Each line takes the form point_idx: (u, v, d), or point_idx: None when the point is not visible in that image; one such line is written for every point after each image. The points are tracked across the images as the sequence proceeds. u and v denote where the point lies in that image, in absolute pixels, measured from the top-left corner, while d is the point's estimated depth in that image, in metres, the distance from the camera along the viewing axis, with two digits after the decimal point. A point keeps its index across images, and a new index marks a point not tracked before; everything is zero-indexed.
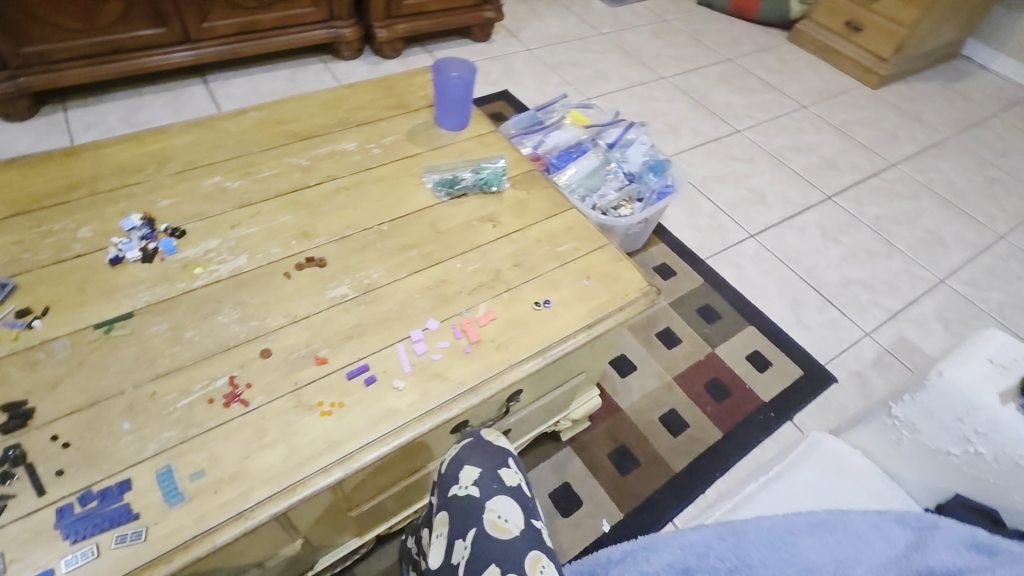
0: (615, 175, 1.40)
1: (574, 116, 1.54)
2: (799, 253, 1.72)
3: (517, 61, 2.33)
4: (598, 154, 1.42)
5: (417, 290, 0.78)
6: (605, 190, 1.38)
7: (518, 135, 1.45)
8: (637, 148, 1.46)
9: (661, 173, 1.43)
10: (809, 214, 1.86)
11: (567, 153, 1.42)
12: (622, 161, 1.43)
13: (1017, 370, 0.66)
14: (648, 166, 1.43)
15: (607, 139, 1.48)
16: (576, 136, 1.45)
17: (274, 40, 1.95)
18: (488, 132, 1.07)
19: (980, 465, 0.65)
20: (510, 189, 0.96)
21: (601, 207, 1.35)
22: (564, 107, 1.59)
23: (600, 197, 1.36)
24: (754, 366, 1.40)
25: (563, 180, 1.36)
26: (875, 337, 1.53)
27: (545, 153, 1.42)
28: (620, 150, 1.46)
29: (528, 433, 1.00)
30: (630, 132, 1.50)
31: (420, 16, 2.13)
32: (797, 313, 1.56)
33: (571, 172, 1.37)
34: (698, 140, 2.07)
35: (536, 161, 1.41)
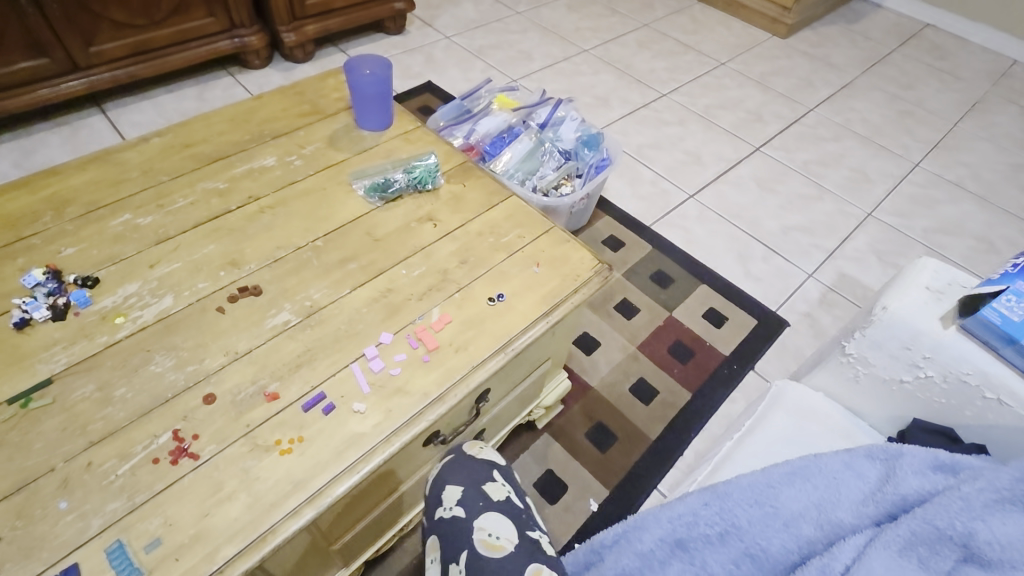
0: (551, 155, 1.39)
1: (501, 100, 1.51)
2: (738, 207, 1.77)
3: (437, 50, 2.27)
4: (531, 136, 1.41)
5: (364, 304, 0.74)
6: (544, 171, 1.37)
7: (447, 126, 1.41)
8: (569, 125, 1.45)
9: (596, 147, 1.43)
10: (742, 168, 1.91)
11: (499, 139, 1.39)
12: (556, 139, 1.42)
13: (952, 294, 0.69)
14: (582, 141, 1.43)
15: (538, 119, 1.46)
16: (506, 120, 1.43)
17: (173, 58, 1.82)
18: (413, 128, 1.03)
19: (931, 386, 0.69)
20: (447, 184, 0.93)
21: (542, 188, 1.34)
22: (489, 92, 1.56)
23: (540, 179, 1.35)
24: (711, 323, 1.44)
25: (500, 167, 1.34)
26: (818, 278, 1.60)
27: (478, 141, 1.39)
28: (552, 129, 1.44)
29: (503, 428, 0.99)
30: (559, 109, 1.48)
31: (328, 15, 2.04)
32: (744, 265, 1.60)
33: (507, 159, 1.35)
34: (628, 109, 2.08)
35: (470, 151, 1.38)
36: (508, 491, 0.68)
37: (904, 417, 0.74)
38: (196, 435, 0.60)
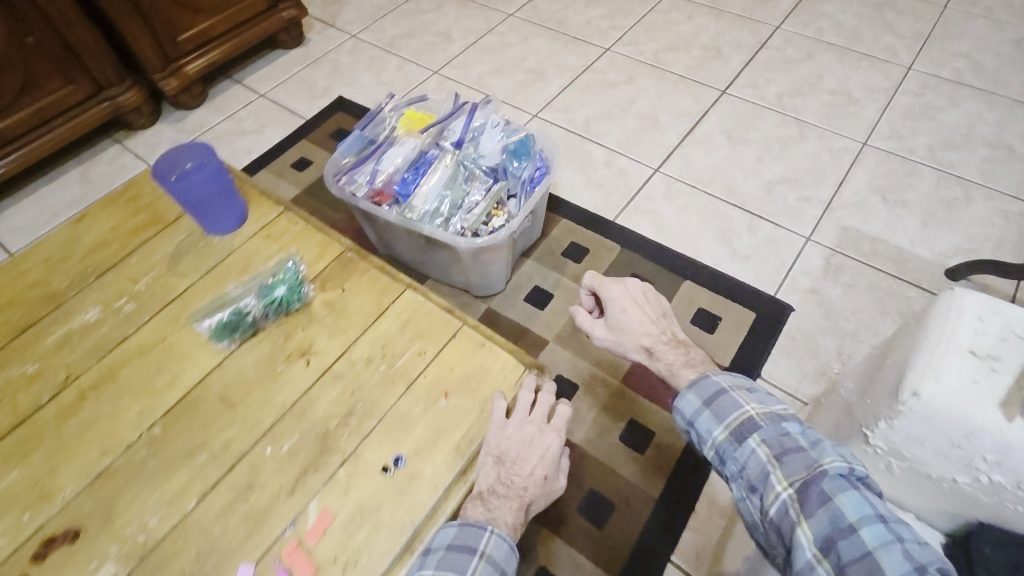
0: (475, 182, 1.16)
1: (407, 121, 1.26)
2: (711, 171, 1.53)
3: (343, 55, 1.98)
4: (448, 161, 1.17)
5: (217, 521, 0.56)
6: (471, 203, 1.14)
7: (347, 172, 1.17)
8: (490, 134, 1.20)
9: (527, 155, 1.18)
10: (708, 121, 1.65)
11: (411, 175, 1.15)
12: (478, 157, 1.18)
13: (1006, 359, 0.48)
14: (509, 150, 1.18)
15: (453, 136, 1.21)
16: (415, 146, 1.18)
17: (43, 142, 1.57)
18: (275, 216, 0.82)
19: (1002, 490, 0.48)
20: (319, 294, 0.72)
21: (470, 225, 1.12)
22: (394, 111, 1.30)
23: (469, 215, 1.13)
24: (703, 328, 1.23)
25: (418, 211, 1.12)
26: (818, 240, 1.37)
27: (386, 183, 1.16)
28: (471, 144, 1.20)
29: None
30: (475, 116, 1.23)
31: (208, 47, 1.75)
32: (729, 244, 1.38)
33: (424, 199, 1.13)
34: (568, 77, 1.81)
35: (380, 197, 1.15)
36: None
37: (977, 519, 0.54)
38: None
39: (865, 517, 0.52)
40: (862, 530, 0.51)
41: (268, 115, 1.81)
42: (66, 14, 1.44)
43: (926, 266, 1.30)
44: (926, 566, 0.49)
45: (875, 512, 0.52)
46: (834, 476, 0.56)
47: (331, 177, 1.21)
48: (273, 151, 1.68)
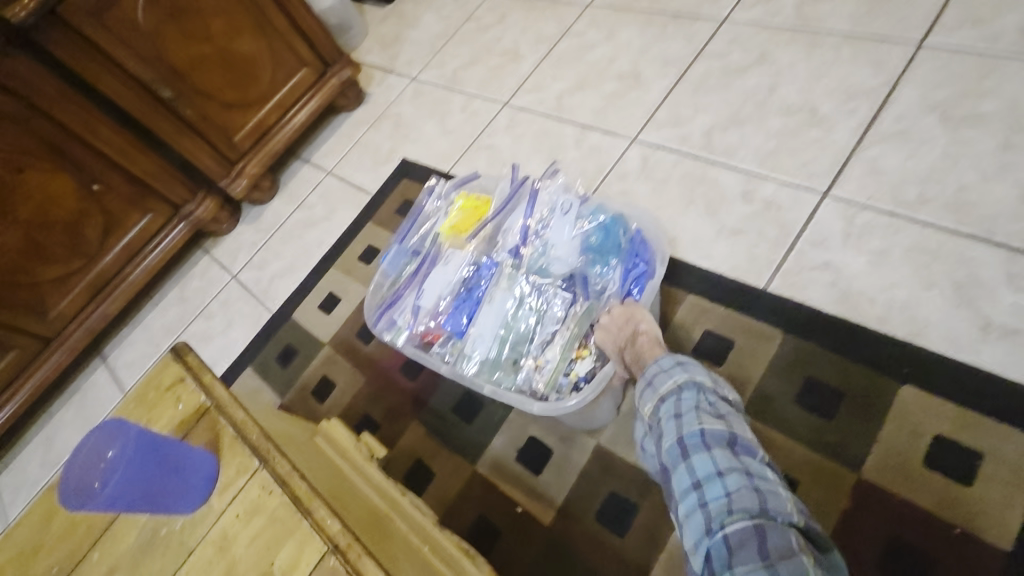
0: (548, 298, 0.91)
1: (451, 216, 1.03)
2: (923, 182, 0.98)
3: (405, 106, 1.70)
4: (509, 274, 0.93)
5: None
6: (545, 332, 0.89)
7: (389, 307, 0.98)
8: (560, 228, 0.94)
9: (613, 248, 0.91)
10: (904, 97, 1.08)
11: (465, 301, 0.94)
12: (548, 263, 0.94)
13: None
14: (587, 246, 0.92)
15: (512, 236, 0.98)
16: (465, 259, 0.97)
17: (134, 276, 1.54)
18: (249, 479, 0.57)
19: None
20: None
21: (547, 362, 0.87)
22: (438, 202, 1.09)
23: (545, 349, 0.88)
24: (951, 477, 0.77)
25: (479, 356, 0.89)
26: None
27: (437, 317, 0.94)
28: (537, 245, 0.96)
29: None
30: (538, 204, 0.98)
31: (267, 137, 1.60)
32: (979, 312, 0.85)
33: (484, 337, 0.90)
34: (673, 74, 1.34)
35: (431, 336, 0.94)
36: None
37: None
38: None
39: (683, 490, 0.65)
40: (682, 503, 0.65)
41: (335, 196, 1.60)
42: (120, 145, 1.38)
43: None
44: (715, 527, 0.59)
45: (688, 483, 0.65)
46: (671, 461, 0.69)
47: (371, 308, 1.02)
48: (341, 240, 1.48)
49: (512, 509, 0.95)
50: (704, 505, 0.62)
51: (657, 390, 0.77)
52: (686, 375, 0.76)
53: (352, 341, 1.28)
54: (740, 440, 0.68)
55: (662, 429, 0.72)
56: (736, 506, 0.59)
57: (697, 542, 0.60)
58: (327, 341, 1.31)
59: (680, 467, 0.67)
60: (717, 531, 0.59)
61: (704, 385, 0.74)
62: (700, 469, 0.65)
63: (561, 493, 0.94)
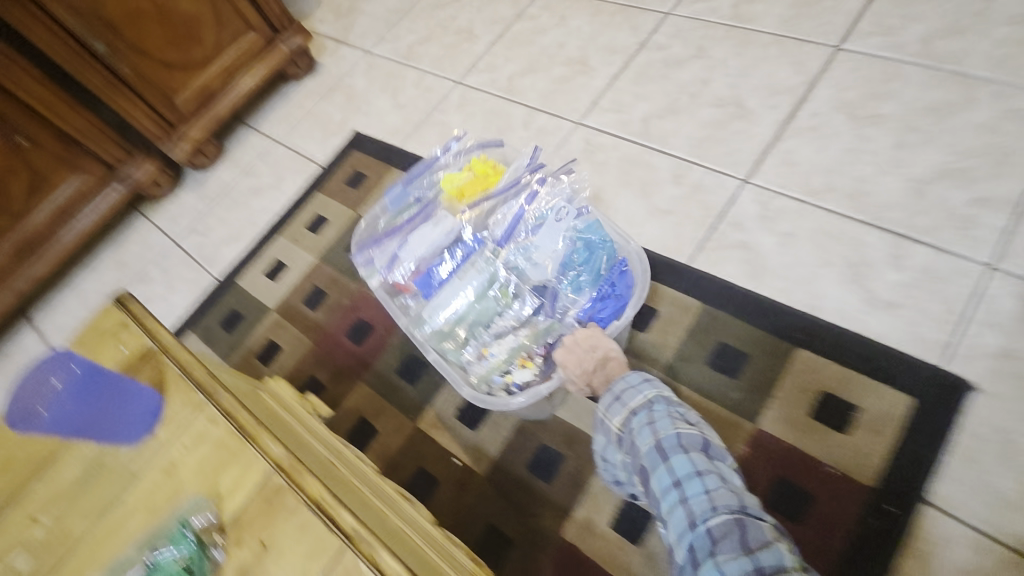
0: (519, 299, 0.97)
1: (462, 174, 1.07)
2: (827, 172, 1.10)
3: (358, 78, 1.70)
4: (487, 257, 0.99)
5: None
6: (501, 325, 0.95)
7: (376, 246, 1.04)
8: (553, 232, 0.97)
9: (591, 273, 0.93)
10: (817, 97, 1.19)
11: (436, 271, 0.98)
12: (528, 261, 0.98)
13: None
14: (569, 262, 0.95)
15: (504, 224, 1.01)
16: (454, 225, 1.01)
17: (67, 236, 1.49)
18: (195, 413, 0.60)
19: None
20: (233, 558, 0.51)
21: (496, 351, 0.93)
22: (456, 160, 1.12)
23: (496, 340, 0.94)
24: (830, 426, 0.89)
25: (436, 321, 0.96)
26: (1007, 268, 0.92)
27: (411, 275, 0.99)
28: (525, 239, 0.99)
29: None
30: (538, 203, 1.00)
31: (211, 100, 1.57)
32: (863, 286, 0.97)
33: (443, 309, 0.96)
34: (617, 63, 1.42)
35: (402, 287, 1.01)
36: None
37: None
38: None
39: (663, 489, 0.72)
40: (664, 502, 0.72)
41: (284, 165, 1.59)
42: (50, 101, 1.33)
43: None
44: (699, 522, 0.67)
45: (671, 483, 0.71)
46: (649, 463, 0.74)
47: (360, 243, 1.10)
48: (288, 210, 1.48)
49: (450, 462, 1.02)
50: (686, 502, 0.69)
51: (626, 405, 0.82)
52: (653, 391, 0.82)
53: (299, 307, 1.29)
54: (710, 444, 0.76)
55: (636, 438, 0.78)
56: (718, 505, 0.67)
57: (682, 535, 0.68)
58: (272, 307, 1.32)
59: (661, 469, 0.73)
60: (701, 525, 0.66)
61: (669, 398, 0.81)
62: (680, 469, 0.72)
63: (496, 447, 1.00)
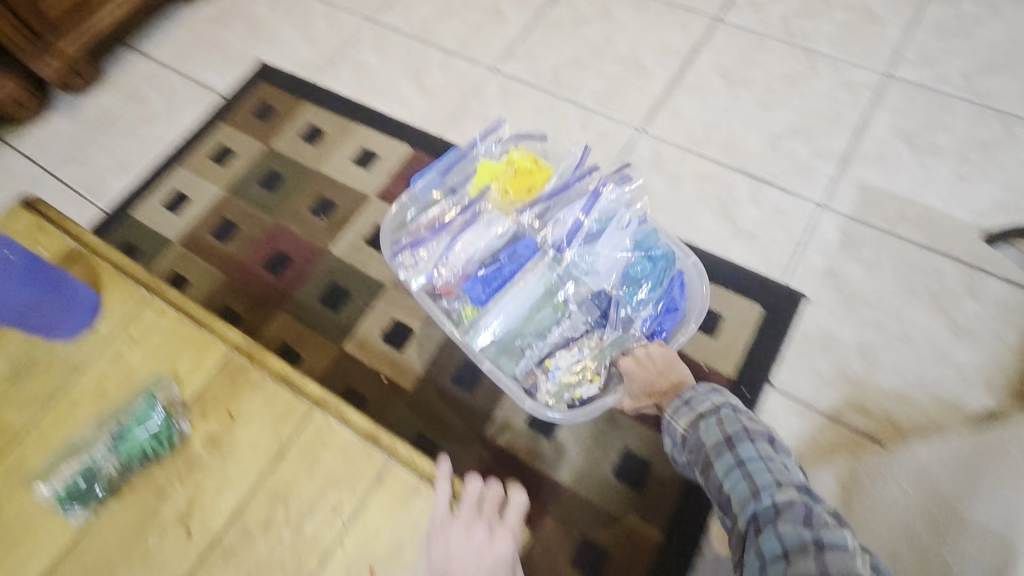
0: (579, 309, 0.94)
1: (506, 165, 0.99)
2: (707, 126, 1.28)
3: (261, 6, 1.61)
4: (547, 263, 0.95)
5: None
6: (558, 337, 0.93)
7: (412, 246, 0.97)
8: (614, 239, 0.93)
9: (657, 287, 0.93)
10: (700, 61, 1.37)
11: (485, 277, 0.93)
12: (588, 269, 0.94)
13: None
14: (631, 272, 0.93)
15: (561, 227, 0.95)
16: (507, 227, 0.96)
17: None
18: (139, 304, 0.62)
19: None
20: (200, 427, 0.55)
21: (558, 367, 0.91)
22: (490, 146, 1.06)
23: (556, 352, 0.92)
24: (702, 331, 1.08)
25: (490, 333, 0.93)
26: (833, 207, 1.16)
27: (456, 279, 0.94)
28: (586, 245, 0.94)
29: None
30: (598, 205, 0.95)
31: (88, 13, 1.41)
32: (730, 220, 1.17)
33: (500, 321, 0.93)
34: (529, 15, 1.49)
35: (446, 291, 0.95)
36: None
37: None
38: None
39: (726, 468, 0.74)
40: (727, 483, 0.73)
41: (178, 92, 1.48)
42: None
43: (959, 228, 1.11)
44: (761, 493, 0.68)
45: (734, 464, 0.74)
46: (715, 451, 0.77)
47: (389, 239, 1.02)
48: (187, 141, 1.39)
49: (376, 379, 1.08)
50: (748, 476, 0.71)
51: (694, 408, 0.85)
52: (726, 400, 0.84)
53: (208, 240, 1.25)
54: (777, 442, 0.78)
55: (704, 433, 0.80)
56: (780, 480, 0.69)
57: (743, 504, 0.69)
58: (175, 239, 1.26)
59: (725, 454, 0.75)
60: (763, 496, 0.68)
61: (739, 407, 0.83)
62: (744, 453, 0.74)
63: (421, 363, 1.08)
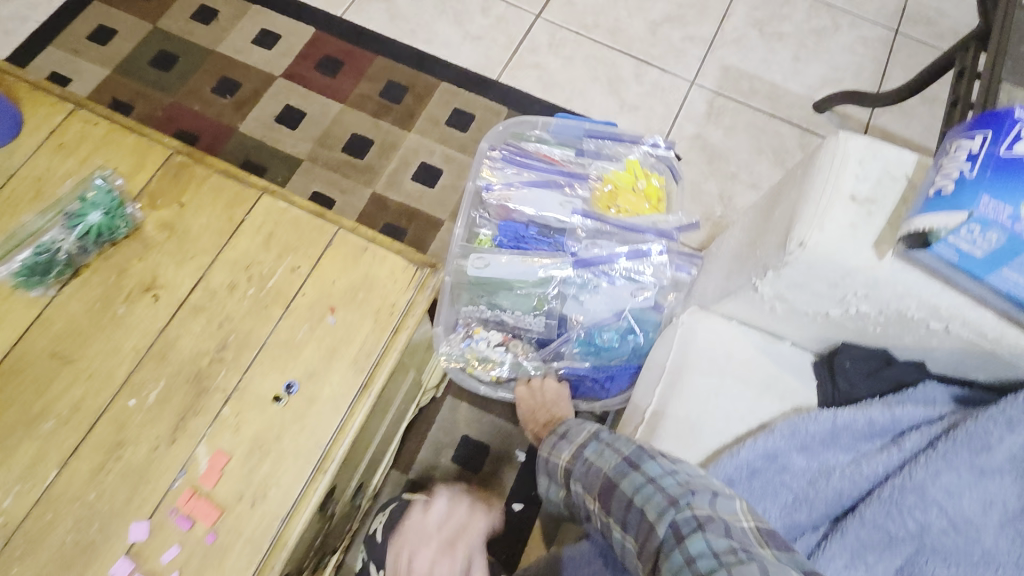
0: (544, 316, 0.83)
1: (629, 181, 0.87)
2: (596, 13, 1.40)
3: None
4: (557, 264, 0.82)
5: (91, 475, 0.50)
6: (504, 324, 0.84)
7: (508, 157, 0.88)
8: (620, 296, 0.82)
9: (610, 358, 0.82)
10: None
11: (516, 231, 0.84)
12: (578, 296, 0.82)
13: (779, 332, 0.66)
14: (604, 333, 0.82)
15: (593, 251, 0.83)
16: (568, 216, 0.85)
17: None
18: (66, 118, 0.63)
19: (953, 456, 0.49)
20: (153, 212, 0.59)
21: (487, 337, 0.84)
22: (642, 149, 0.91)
23: (494, 329, 0.84)
24: None
25: (482, 271, 0.81)
26: (701, 83, 1.35)
27: (501, 212, 0.87)
28: (602, 279, 0.82)
29: (381, 466, 0.83)
30: (635, 263, 0.82)
31: None
32: (618, 96, 1.32)
33: (496, 267, 0.81)
34: None
35: (490, 213, 0.88)
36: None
37: (875, 473, 0.53)
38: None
39: (636, 488, 0.53)
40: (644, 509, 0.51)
41: None
42: None
43: (797, 99, 1.34)
44: (684, 507, 0.49)
45: (646, 480, 0.53)
46: (615, 472, 0.56)
47: (500, 137, 0.92)
48: (56, 15, 1.27)
49: None
50: (659, 485, 0.52)
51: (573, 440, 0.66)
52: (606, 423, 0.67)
53: None
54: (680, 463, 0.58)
55: (596, 457, 0.59)
56: (695, 486, 0.51)
57: (659, 513, 0.50)
58: None
59: (631, 474, 0.54)
60: (684, 506, 0.49)
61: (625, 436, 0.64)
62: (651, 469, 0.54)
63: None
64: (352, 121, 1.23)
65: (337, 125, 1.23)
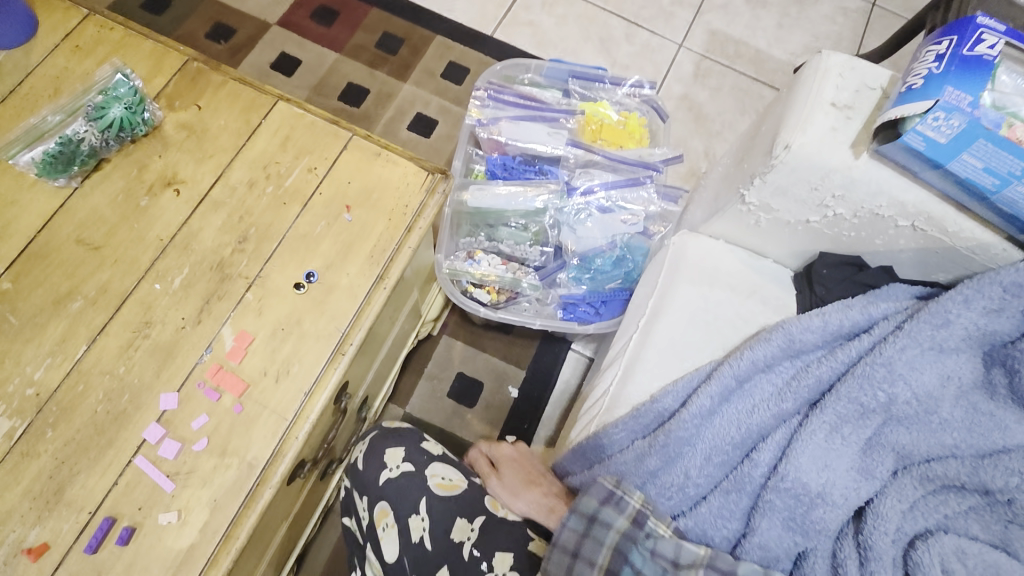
0: (539, 245, 0.88)
1: (612, 117, 0.93)
2: None
3: None
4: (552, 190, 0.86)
5: (120, 352, 0.53)
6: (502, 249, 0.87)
7: (499, 96, 0.91)
8: (612, 221, 0.86)
9: (602, 282, 0.86)
10: None
11: (505, 162, 0.88)
12: (572, 222, 0.86)
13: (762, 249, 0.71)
14: (595, 257, 0.86)
15: (584, 179, 0.88)
16: (557, 147, 0.89)
17: None
18: (81, 22, 0.64)
19: (917, 333, 0.54)
20: (172, 113, 0.61)
21: (485, 263, 0.86)
22: (621, 91, 0.97)
23: (493, 253, 0.87)
24: None
25: (482, 199, 0.85)
26: (688, 47, 1.39)
27: (493, 145, 0.90)
28: (592, 206, 0.87)
29: (382, 389, 0.86)
30: (626, 191, 0.87)
31: None
32: (609, 55, 1.36)
33: (494, 196, 0.85)
34: None
35: (483, 146, 0.91)
36: (471, 536, 0.64)
37: (848, 359, 0.57)
38: (69, 501, 0.49)
39: None
40: None
41: None
42: None
43: (778, 65, 1.40)
44: None
45: None
46: None
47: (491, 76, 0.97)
48: None
49: None
50: None
51: None
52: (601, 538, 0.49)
53: None
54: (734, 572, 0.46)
55: None
56: None
57: None
58: None
59: None
60: None
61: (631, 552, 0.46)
62: None
63: None
64: (348, 70, 1.24)
65: (333, 73, 1.24)
